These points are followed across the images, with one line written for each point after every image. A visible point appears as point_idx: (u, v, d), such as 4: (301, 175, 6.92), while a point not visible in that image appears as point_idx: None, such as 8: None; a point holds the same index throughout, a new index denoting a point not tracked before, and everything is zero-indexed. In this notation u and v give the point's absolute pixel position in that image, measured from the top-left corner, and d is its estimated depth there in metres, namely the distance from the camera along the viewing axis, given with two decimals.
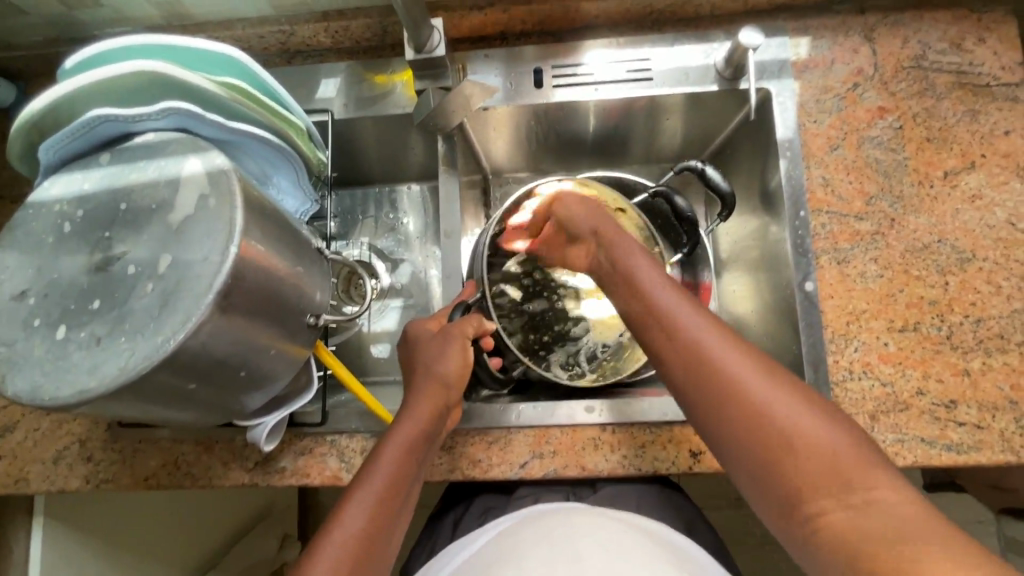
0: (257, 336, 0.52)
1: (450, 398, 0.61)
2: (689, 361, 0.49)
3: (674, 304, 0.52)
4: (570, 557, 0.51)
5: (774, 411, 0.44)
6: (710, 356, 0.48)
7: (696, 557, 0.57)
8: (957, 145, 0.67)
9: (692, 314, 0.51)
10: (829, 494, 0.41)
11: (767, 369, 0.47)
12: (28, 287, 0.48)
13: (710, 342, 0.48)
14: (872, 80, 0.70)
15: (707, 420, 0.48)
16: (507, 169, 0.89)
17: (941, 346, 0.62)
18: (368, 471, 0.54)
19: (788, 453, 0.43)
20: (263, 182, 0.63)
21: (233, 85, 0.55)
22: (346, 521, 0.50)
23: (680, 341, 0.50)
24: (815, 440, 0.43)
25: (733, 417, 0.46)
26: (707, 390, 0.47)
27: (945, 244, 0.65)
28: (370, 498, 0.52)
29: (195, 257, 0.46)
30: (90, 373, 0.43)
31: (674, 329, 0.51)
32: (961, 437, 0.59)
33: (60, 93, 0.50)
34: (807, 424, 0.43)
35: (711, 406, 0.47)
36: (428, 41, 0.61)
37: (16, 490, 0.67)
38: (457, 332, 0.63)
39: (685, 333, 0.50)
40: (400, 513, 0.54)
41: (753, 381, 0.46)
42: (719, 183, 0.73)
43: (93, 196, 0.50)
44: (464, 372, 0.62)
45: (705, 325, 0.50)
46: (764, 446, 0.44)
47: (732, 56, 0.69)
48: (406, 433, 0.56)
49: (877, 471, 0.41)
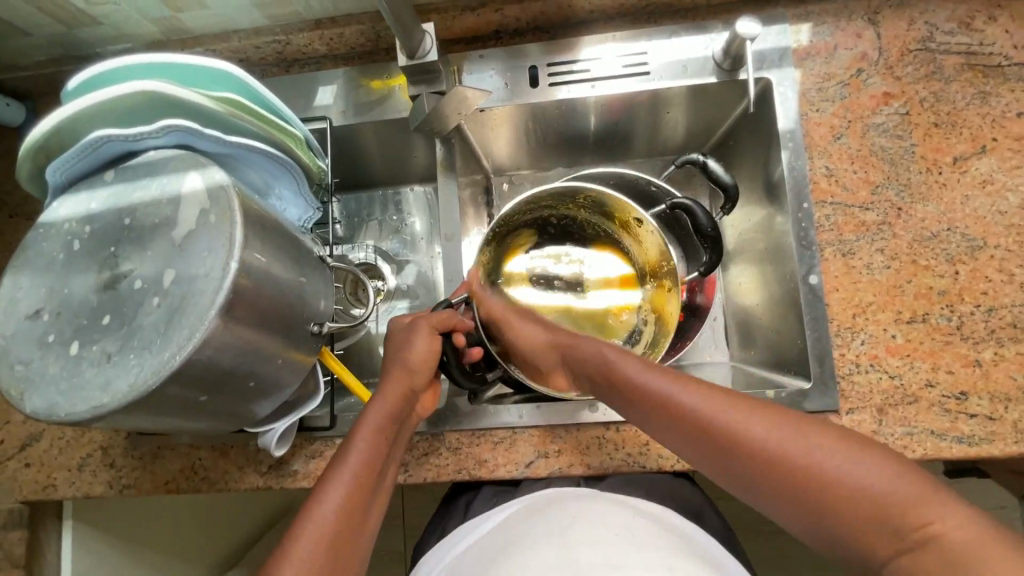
0: (262, 347, 0.53)
1: (415, 385, 0.62)
2: (703, 444, 0.48)
3: (669, 386, 0.51)
4: (587, 546, 0.50)
5: (807, 469, 0.43)
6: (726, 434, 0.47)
7: (707, 548, 0.57)
8: (967, 130, 0.65)
9: (689, 389, 0.50)
10: (879, 539, 0.40)
11: (784, 427, 0.45)
12: (42, 306, 0.49)
13: (719, 416, 0.48)
14: (877, 65, 0.68)
15: (745, 494, 0.48)
16: (509, 167, 0.89)
17: (951, 337, 0.61)
18: (339, 463, 0.54)
19: (833, 510, 0.42)
20: (266, 193, 0.64)
21: (229, 99, 0.56)
22: (319, 513, 0.50)
23: (684, 427, 0.49)
24: (856, 488, 0.41)
25: (770, 491, 0.45)
26: (734, 468, 0.47)
27: (955, 232, 0.63)
28: (350, 480, 0.53)
29: (198, 272, 0.47)
30: (102, 390, 0.45)
31: (676, 412, 0.50)
32: (973, 429, 0.58)
33: (63, 116, 0.51)
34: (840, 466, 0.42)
35: (742, 481, 0.47)
36: (419, 47, 0.60)
37: (45, 496, 0.70)
38: (424, 322, 0.64)
39: (688, 415, 0.49)
40: (370, 500, 0.54)
41: (775, 446, 0.45)
42: (721, 175, 0.72)
43: (100, 215, 0.52)
44: (430, 356, 0.63)
45: (704, 397, 0.49)
46: (809, 509, 0.43)
47: (730, 47, 0.67)
48: (375, 419, 0.57)
49: (928, 501, 0.40)
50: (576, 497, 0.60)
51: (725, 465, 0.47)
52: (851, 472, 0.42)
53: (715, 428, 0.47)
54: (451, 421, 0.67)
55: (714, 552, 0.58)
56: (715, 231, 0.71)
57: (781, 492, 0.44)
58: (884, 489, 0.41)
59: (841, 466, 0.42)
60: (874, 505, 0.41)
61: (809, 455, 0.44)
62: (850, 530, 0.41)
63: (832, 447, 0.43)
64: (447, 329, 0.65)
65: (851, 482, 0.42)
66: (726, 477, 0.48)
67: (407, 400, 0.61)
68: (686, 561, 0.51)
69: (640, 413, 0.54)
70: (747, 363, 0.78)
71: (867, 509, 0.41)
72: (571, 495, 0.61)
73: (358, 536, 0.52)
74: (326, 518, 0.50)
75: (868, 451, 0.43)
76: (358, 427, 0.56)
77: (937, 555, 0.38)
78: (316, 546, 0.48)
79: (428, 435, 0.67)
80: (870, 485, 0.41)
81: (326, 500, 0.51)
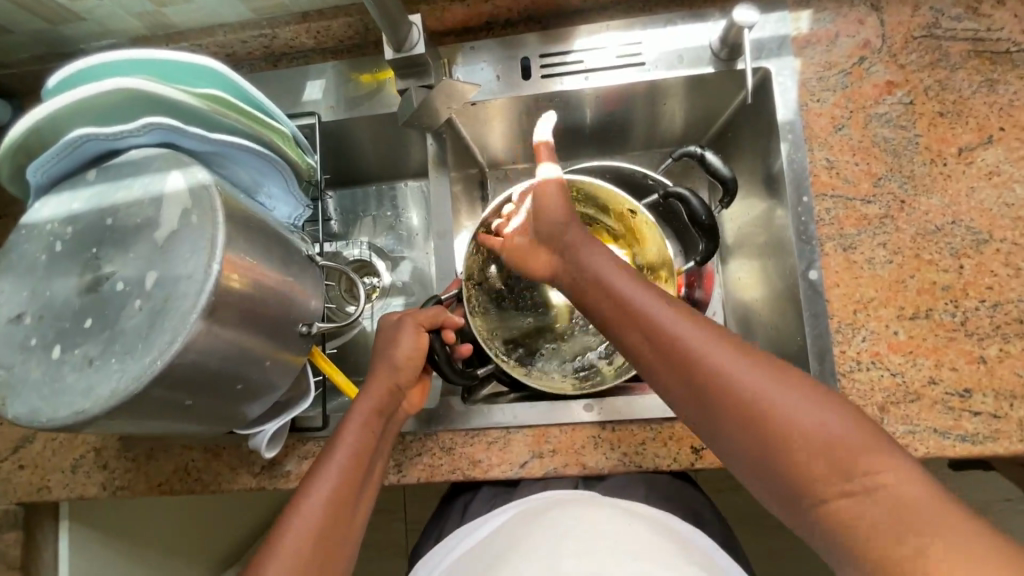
0: (249, 348, 0.52)
1: (399, 381, 0.61)
2: (671, 364, 0.46)
3: (659, 310, 0.48)
4: (581, 556, 0.49)
5: (771, 403, 0.41)
6: (700, 360, 0.44)
7: (706, 549, 0.56)
8: (973, 119, 0.63)
9: (674, 314, 0.48)
10: (825, 480, 0.39)
11: (760, 363, 0.44)
12: (25, 309, 0.49)
13: (698, 341, 0.45)
14: (880, 53, 0.66)
15: (699, 421, 0.46)
16: (505, 161, 0.87)
17: (955, 333, 0.59)
18: (325, 460, 0.54)
19: (785, 445, 0.41)
20: (254, 191, 0.62)
21: (213, 96, 0.54)
22: (305, 513, 0.50)
23: (658, 347, 0.47)
24: (813, 429, 0.40)
25: (726, 419, 0.43)
26: (700, 398, 0.45)
27: (959, 225, 0.61)
28: (338, 477, 0.53)
29: (180, 274, 0.46)
30: (85, 396, 0.44)
31: (656, 333, 0.47)
32: (977, 427, 0.57)
33: (43, 114, 0.50)
34: (809, 408, 0.41)
35: (705, 413, 0.45)
36: (407, 39, 0.59)
37: (39, 497, 0.70)
38: (411, 320, 0.63)
39: (667, 338, 0.47)
40: (358, 498, 0.54)
41: (747, 377, 0.43)
42: (720, 168, 0.70)
43: (82, 215, 0.51)
44: (416, 353, 0.62)
45: (687, 322, 0.47)
46: (762, 441, 0.41)
47: (728, 36, 0.65)
48: (361, 416, 0.57)
49: (881, 453, 0.39)
50: (571, 498, 0.59)
51: (689, 390, 0.45)
52: (812, 413, 0.41)
53: (691, 351, 0.45)
54: (445, 421, 0.66)
55: (716, 557, 0.57)
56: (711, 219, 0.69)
57: (737, 420, 0.43)
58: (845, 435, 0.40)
59: (804, 406, 0.41)
60: (828, 448, 0.40)
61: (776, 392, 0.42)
62: (795, 468, 0.40)
63: (801, 388, 0.42)
64: (437, 327, 0.64)
65: (810, 423, 0.40)
66: (685, 404, 0.46)
67: (393, 396, 0.60)
68: (683, 566, 0.50)
69: (618, 330, 0.51)
70: None
71: (819, 449, 0.40)
72: (567, 496, 0.60)
73: (347, 536, 0.53)
74: (314, 514, 0.51)
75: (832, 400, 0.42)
76: (345, 425, 0.56)
77: (883, 504, 0.37)
78: (303, 542, 0.49)
79: (422, 436, 0.66)
80: (830, 428, 0.40)
81: (313, 496, 0.52)
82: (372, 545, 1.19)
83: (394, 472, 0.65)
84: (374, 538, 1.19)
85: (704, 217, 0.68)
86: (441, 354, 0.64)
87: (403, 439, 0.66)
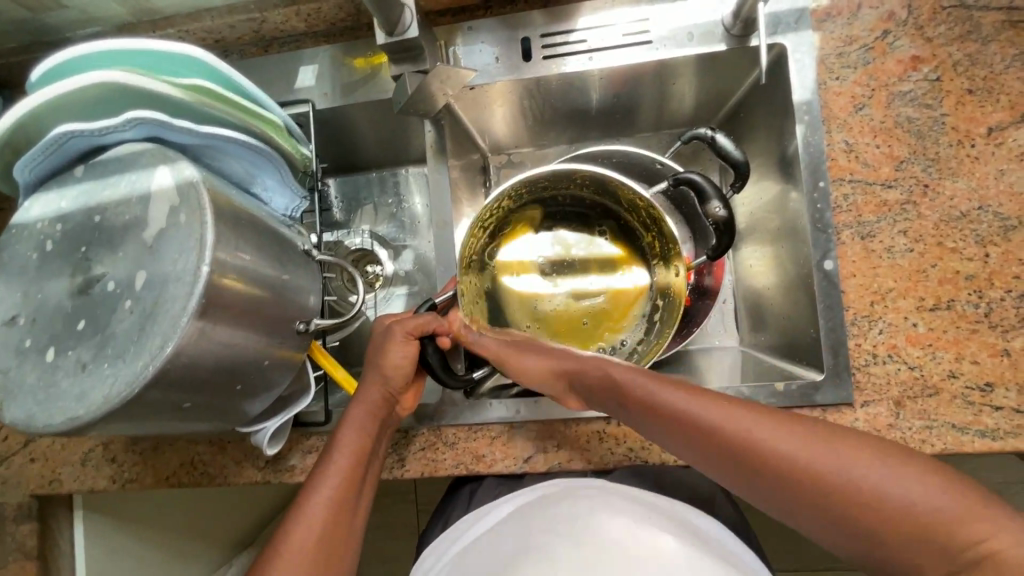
0: (245, 348, 0.51)
1: (393, 388, 0.61)
2: (726, 459, 0.45)
3: (687, 403, 0.48)
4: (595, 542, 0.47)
5: (841, 481, 0.40)
6: (754, 450, 0.44)
7: (719, 537, 0.55)
8: (1004, 96, 0.59)
9: (707, 404, 0.47)
10: (923, 557, 0.38)
11: (808, 436, 0.43)
12: (17, 311, 0.48)
13: (743, 427, 0.45)
14: (905, 26, 0.61)
15: (771, 509, 0.45)
16: (507, 145, 0.84)
17: (978, 325, 0.57)
18: (326, 463, 0.55)
19: (871, 526, 0.39)
20: (249, 184, 0.60)
21: (198, 87, 0.52)
22: (308, 520, 0.51)
23: (700, 442, 0.46)
24: (895, 501, 0.39)
25: (799, 509, 0.42)
26: (765, 489, 0.44)
27: (986, 211, 0.58)
28: (336, 482, 0.54)
29: (170, 275, 0.45)
30: (79, 401, 0.43)
31: (692, 427, 0.47)
32: (997, 422, 0.55)
33: (26, 109, 0.48)
34: (884, 484, 0.39)
35: (777, 502, 0.44)
36: (399, 22, 0.56)
37: (51, 490, 0.71)
38: (399, 327, 0.61)
39: (710, 432, 0.46)
40: (359, 494, 0.56)
41: (803, 461, 0.42)
42: (731, 151, 0.66)
43: (71, 214, 0.49)
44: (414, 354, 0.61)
45: (724, 411, 0.46)
46: (844, 524, 0.40)
47: (740, 9, 0.61)
48: (358, 418, 0.58)
49: (977, 517, 0.37)
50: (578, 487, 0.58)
51: (750, 484, 0.45)
52: (886, 482, 0.39)
53: (740, 444, 0.44)
54: (449, 416, 0.65)
55: (735, 549, 0.55)
56: (727, 211, 0.63)
57: (819, 513, 0.41)
58: (929, 508, 0.38)
59: (881, 476, 0.40)
60: (915, 525, 0.38)
61: (838, 467, 0.41)
62: (882, 548, 0.39)
63: (864, 459, 0.41)
64: (429, 334, 0.62)
65: (888, 497, 0.39)
66: (749, 492, 0.45)
67: (389, 401, 0.60)
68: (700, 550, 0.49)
69: (654, 426, 0.50)
70: (757, 348, 0.75)
71: (905, 523, 0.38)
72: (573, 485, 0.59)
73: (347, 535, 0.54)
74: (316, 517, 0.52)
75: (909, 463, 0.40)
76: (342, 428, 0.57)
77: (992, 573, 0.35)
78: (306, 542, 0.50)
79: (424, 429, 0.66)
80: (910, 498, 0.38)
81: (314, 501, 0.53)
82: (385, 529, 1.21)
83: (397, 467, 0.65)
84: (385, 520, 1.21)
85: (712, 194, 0.63)
86: (430, 357, 0.61)
87: (407, 434, 0.66)
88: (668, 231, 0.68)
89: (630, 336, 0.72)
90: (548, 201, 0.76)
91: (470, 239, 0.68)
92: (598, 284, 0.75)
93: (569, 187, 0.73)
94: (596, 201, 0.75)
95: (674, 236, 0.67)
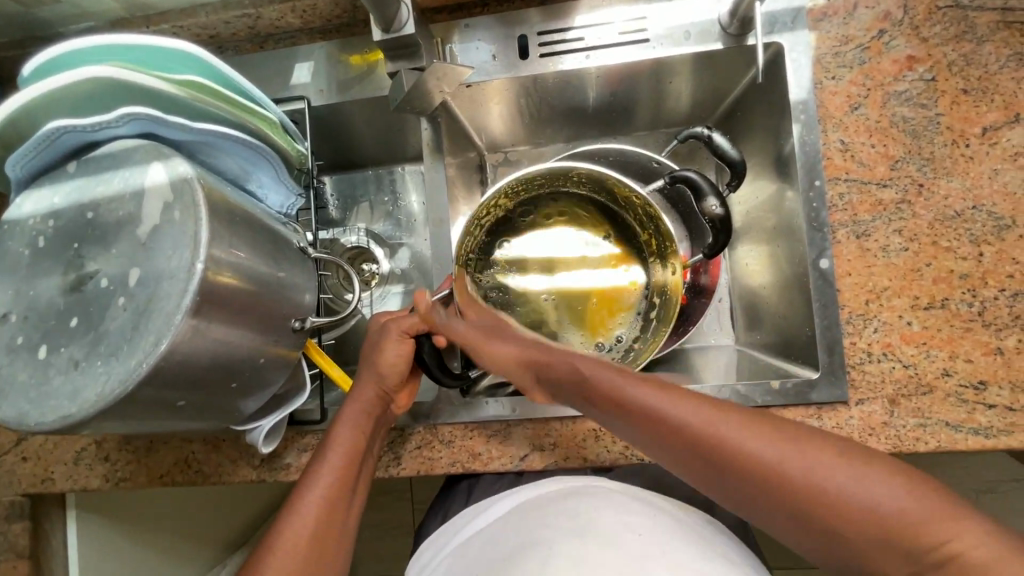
0: (240, 346, 0.51)
1: (389, 387, 0.60)
2: (693, 456, 0.45)
3: (654, 400, 0.47)
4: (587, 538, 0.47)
5: (807, 480, 0.40)
6: (720, 448, 0.43)
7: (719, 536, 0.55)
8: (999, 96, 0.59)
9: (676, 402, 0.47)
10: (891, 559, 0.37)
11: (776, 434, 0.42)
12: (9, 309, 0.47)
13: (708, 424, 0.44)
14: (901, 26, 0.61)
15: (738, 509, 0.44)
16: (504, 143, 0.84)
17: (972, 323, 0.57)
18: (320, 461, 0.55)
19: (836, 526, 0.38)
20: (243, 180, 0.60)
21: (193, 82, 0.52)
22: (302, 518, 0.51)
23: (667, 439, 0.46)
24: (859, 504, 0.38)
25: (766, 511, 0.42)
26: (732, 487, 0.43)
27: (981, 210, 0.58)
28: (330, 480, 0.54)
29: (163, 272, 0.44)
30: (71, 399, 0.43)
31: (660, 423, 0.46)
32: (990, 420, 0.55)
33: (19, 104, 0.48)
34: (850, 482, 0.38)
35: (743, 500, 0.43)
36: (396, 19, 0.55)
37: (44, 489, 0.71)
38: (395, 326, 0.61)
39: (683, 433, 0.45)
40: (354, 493, 0.56)
41: (770, 459, 0.41)
42: (727, 150, 0.67)
43: (64, 211, 0.49)
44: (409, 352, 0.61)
45: (692, 408, 0.46)
46: (808, 524, 0.40)
47: (737, 8, 0.62)
48: (353, 416, 0.57)
49: (945, 517, 0.36)
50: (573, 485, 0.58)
51: (715, 482, 0.44)
52: (850, 484, 0.38)
53: (705, 442, 0.44)
54: (445, 414, 0.65)
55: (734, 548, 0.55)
56: (723, 209, 0.63)
57: (785, 513, 0.41)
58: (895, 508, 0.37)
59: (848, 478, 0.39)
60: (882, 525, 0.37)
61: (805, 467, 0.40)
62: (847, 548, 0.38)
63: (831, 459, 0.40)
64: (425, 333, 0.62)
65: (855, 497, 0.38)
66: (717, 492, 0.45)
67: (384, 400, 0.60)
68: (696, 547, 0.49)
69: (624, 425, 0.50)
70: (753, 347, 0.75)
71: (869, 524, 0.37)
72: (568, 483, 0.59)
73: (342, 534, 0.54)
74: (310, 516, 0.51)
75: (877, 463, 0.39)
76: (337, 426, 0.57)
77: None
78: (299, 540, 0.50)
79: (420, 428, 0.66)
80: (874, 500, 0.37)
81: (307, 500, 0.52)
82: (381, 527, 1.21)
83: (393, 465, 0.65)
84: (381, 518, 1.21)
85: (709, 192, 0.63)
86: (426, 356, 0.61)
87: (403, 433, 0.66)
88: (665, 229, 0.68)
89: (626, 334, 0.73)
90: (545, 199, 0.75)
91: (464, 237, 0.68)
92: (594, 282, 0.75)
93: (565, 183, 0.73)
94: (592, 199, 0.75)
95: (671, 233, 0.67)
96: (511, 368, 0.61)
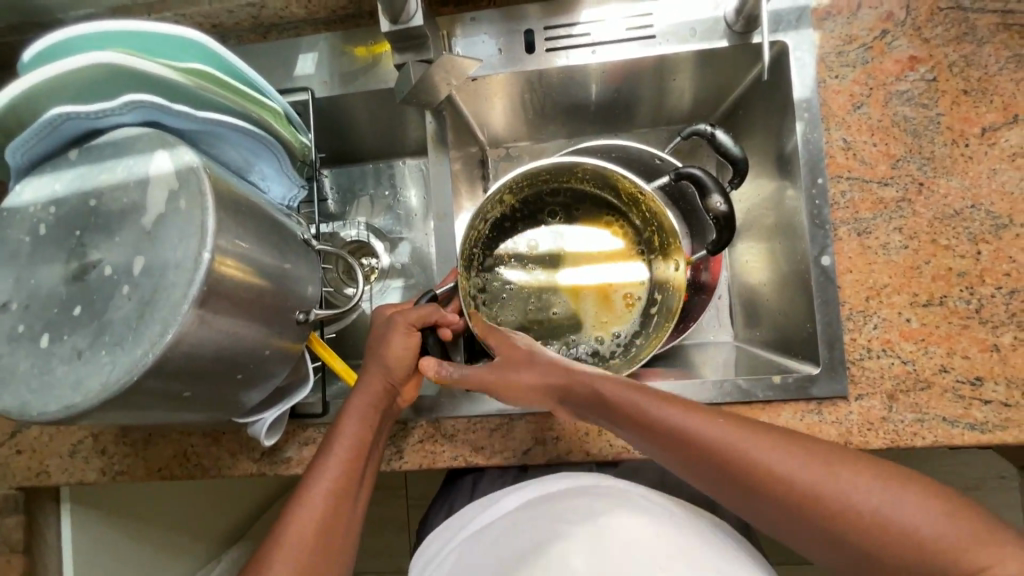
0: (244, 337, 0.50)
1: (395, 380, 0.60)
2: (724, 477, 0.45)
3: (684, 419, 0.47)
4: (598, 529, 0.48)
5: (845, 502, 0.41)
6: (752, 467, 0.44)
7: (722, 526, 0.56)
8: (998, 97, 0.60)
9: (705, 422, 0.47)
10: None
11: (810, 456, 0.43)
12: (9, 297, 0.47)
13: (738, 445, 0.45)
14: (904, 26, 0.62)
15: (765, 527, 0.45)
16: (505, 139, 0.84)
17: (969, 320, 0.58)
18: (326, 453, 0.55)
19: (871, 547, 0.40)
20: (246, 171, 0.60)
21: (196, 70, 0.51)
22: (309, 510, 0.51)
23: (695, 457, 0.46)
24: (894, 527, 0.39)
25: (812, 536, 0.42)
26: (763, 507, 0.44)
27: (979, 209, 0.59)
28: (337, 472, 0.54)
29: (169, 262, 0.44)
30: (75, 389, 0.42)
31: (688, 443, 0.47)
32: (986, 416, 0.56)
33: (19, 90, 0.47)
34: (885, 507, 0.40)
35: (774, 521, 0.44)
36: (404, 10, 0.55)
37: (39, 482, 0.70)
38: (402, 319, 0.61)
39: (712, 452, 0.46)
40: (359, 486, 0.55)
41: (802, 480, 0.42)
42: (729, 148, 0.67)
43: (66, 198, 0.48)
44: (415, 347, 0.61)
45: (720, 428, 0.46)
46: (844, 546, 0.41)
47: (743, 6, 0.62)
48: (359, 410, 0.57)
49: (980, 543, 0.38)
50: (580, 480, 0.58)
51: (745, 501, 0.45)
52: (888, 509, 0.40)
53: (737, 462, 0.44)
54: (447, 408, 0.65)
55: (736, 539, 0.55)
56: (728, 205, 0.64)
57: (818, 533, 0.42)
58: (932, 531, 0.39)
59: (877, 500, 0.40)
60: (918, 548, 0.39)
61: (839, 487, 0.41)
62: (885, 574, 0.40)
63: (865, 479, 0.41)
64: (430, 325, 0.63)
65: (892, 520, 0.39)
66: (748, 512, 0.45)
67: (390, 392, 0.60)
68: (703, 538, 0.49)
69: (654, 446, 0.49)
70: (751, 343, 0.76)
71: (915, 554, 0.39)
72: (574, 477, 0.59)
73: (348, 527, 0.54)
74: (318, 506, 0.52)
75: (909, 485, 0.41)
76: (343, 418, 0.57)
77: None
78: (305, 533, 0.50)
79: (423, 422, 0.66)
80: (906, 524, 0.39)
81: (315, 492, 0.52)
82: (376, 523, 1.20)
83: (395, 459, 0.65)
84: (376, 514, 1.20)
85: (719, 187, 0.64)
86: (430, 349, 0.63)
87: (405, 426, 0.66)
88: (668, 226, 0.68)
89: (628, 331, 0.73)
90: (554, 191, 0.75)
91: (471, 231, 0.68)
92: (595, 280, 0.75)
93: (570, 180, 0.74)
94: (597, 195, 0.75)
95: (674, 231, 0.68)
96: (528, 396, 0.57)
